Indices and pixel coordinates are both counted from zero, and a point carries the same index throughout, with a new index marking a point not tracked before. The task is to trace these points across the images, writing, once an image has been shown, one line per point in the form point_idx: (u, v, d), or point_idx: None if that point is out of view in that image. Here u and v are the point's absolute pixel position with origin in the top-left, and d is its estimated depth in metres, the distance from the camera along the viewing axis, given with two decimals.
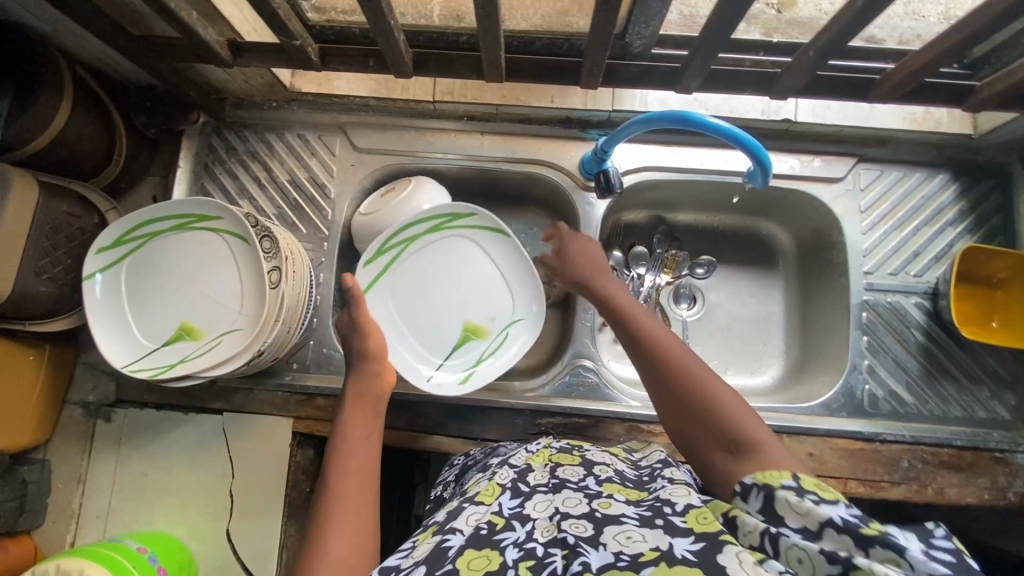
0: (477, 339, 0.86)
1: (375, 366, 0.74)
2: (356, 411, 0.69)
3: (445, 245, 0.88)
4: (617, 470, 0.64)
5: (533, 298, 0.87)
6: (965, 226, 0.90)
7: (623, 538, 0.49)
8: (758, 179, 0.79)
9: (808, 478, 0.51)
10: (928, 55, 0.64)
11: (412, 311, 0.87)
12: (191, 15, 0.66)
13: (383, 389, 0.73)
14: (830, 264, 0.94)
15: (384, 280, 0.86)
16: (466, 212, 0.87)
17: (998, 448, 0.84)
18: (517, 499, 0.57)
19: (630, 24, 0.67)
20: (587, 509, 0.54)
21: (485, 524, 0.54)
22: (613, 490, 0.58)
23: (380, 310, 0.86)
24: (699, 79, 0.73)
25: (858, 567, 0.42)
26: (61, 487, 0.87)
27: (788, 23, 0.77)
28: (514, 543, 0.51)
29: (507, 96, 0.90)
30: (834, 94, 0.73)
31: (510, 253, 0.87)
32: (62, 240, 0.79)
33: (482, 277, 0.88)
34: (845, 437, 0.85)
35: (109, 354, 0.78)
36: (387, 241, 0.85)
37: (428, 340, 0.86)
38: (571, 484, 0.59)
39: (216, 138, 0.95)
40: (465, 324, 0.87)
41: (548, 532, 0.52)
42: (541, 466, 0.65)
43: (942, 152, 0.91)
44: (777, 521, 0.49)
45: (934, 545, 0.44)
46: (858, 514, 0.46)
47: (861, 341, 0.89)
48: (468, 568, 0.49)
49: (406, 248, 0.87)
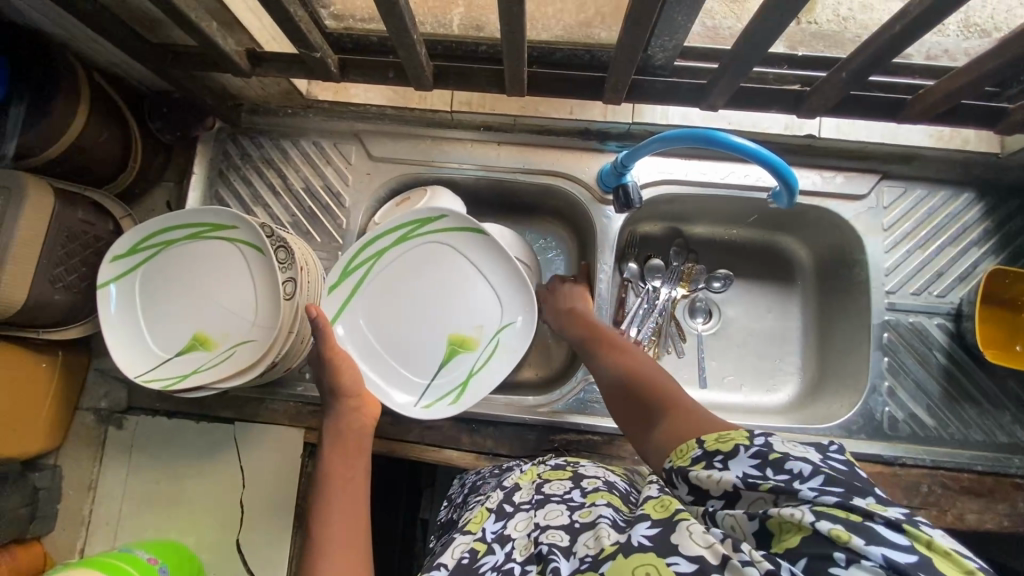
0: (464, 352, 0.84)
1: (352, 400, 0.74)
2: (338, 448, 0.69)
3: (415, 255, 0.85)
4: (607, 480, 0.63)
5: (524, 307, 0.84)
6: (989, 247, 0.89)
7: (591, 542, 0.49)
8: (784, 199, 0.77)
9: (712, 437, 0.50)
10: (963, 78, 0.63)
11: (388, 334, 0.84)
12: (211, 26, 0.65)
13: (363, 419, 0.73)
14: (849, 281, 0.93)
15: (354, 304, 0.84)
16: (436, 217, 0.83)
17: (1018, 473, 0.83)
18: (500, 522, 0.58)
19: (654, 38, 0.66)
20: (568, 520, 0.54)
21: (468, 553, 0.54)
22: (597, 497, 0.57)
23: (356, 336, 0.84)
24: (725, 97, 0.72)
25: (773, 517, 0.42)
26: (72, 494, 0.87)
27: (813, 36, 0.73)
28: (493, 566, 0.52)
29: (526, 108, 0.89)
30: (862, 114, 0.73)
31: (497, 262, 0.84)
32: (77, 248, 0.78)
33: (457, 286, 0.85)
34: (864, 461, 0.83)
35: (123, 363, 0.77)
36: (351, 262, 0.83)
37: (413, 362, 0.84)
38: (555, 497, 0.58)
39: (231, 144, 0.94)
40: (450, 337, 0.84)
41: (524, 550, 0.53)
42: (528, 483, 0.64)
43: (968, 170, 0.89)
44: (704, 496, 0.47)
45: (829, 457, 0.46)
46: (755, 453, 0.46)
47: (882, 362, 0.87)
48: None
49: (373, 264, 0.84)
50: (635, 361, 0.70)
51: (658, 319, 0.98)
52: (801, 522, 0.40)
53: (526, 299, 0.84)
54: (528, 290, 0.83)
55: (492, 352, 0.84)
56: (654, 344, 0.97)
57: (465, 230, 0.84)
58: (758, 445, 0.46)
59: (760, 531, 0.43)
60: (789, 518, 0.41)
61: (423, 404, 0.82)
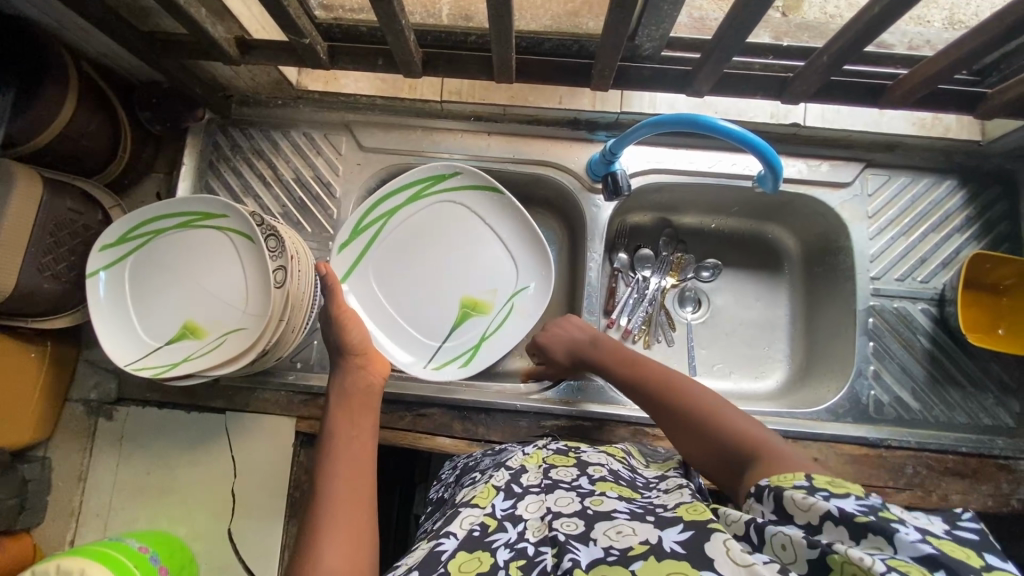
0: (477, 314, 0.89)
1: (359, 359, 0.74)
2: (343, 409, 0.70)
3: (424, 215, 0.89)
4: (613, 469, 0.64)
5: (537, 269, 0.88)
6: (971, 233, 0.90)
7: (613, 534, 0.49)
8: (768, 183, 0.79)
9: (823, 478, 0.48)
10: (944, 59, 0.64)
11: (400, 296, 0.88)
12: (201, 12, 0.66)
13: (370, 382, 0.73)
14: (835, 268, 0.94)
15: (364, 262, 0.88)
16: (448, 174, 0.87)
17: (1001, 455, 0.84)
18: (509, 501, 0.58)
19: (641, 26, 0.67)
20: (580, 507, 0.54)
21: (478, 526, 0.54)
22: (606, 487, 0.59)
23: (364, 295, 0.88)
24: (711, 83, 0.73)
25: (838, 553, 0.41)
26: (62, 485, 0.87)
27: (798, 27, 0.76)
28: (506, 543, 0.52)
29: (515, 97, 0.89)
30: (846, 99, 0.73)
31: (515, 221, 0.88)
32: (66, 236, 0.78)
33: (472, 247, 0.89)
34: (850, 443, 0.84)
35: (113, 352, 0.77)
36: (361, 223, 0.86)
37: (423, 324, 0.88)
38: (563, 484, 0.59)
39: (221, 135, 0.94)
40: (463, 299, 0.89)
41: (538, 532, 0.53)
42: (535, 466, 0.64)
43: (951, 158, 0.91)
44: (783, 518, 0.47)
45: (959, 525, 0.42)
46: (865, 504, 0.43)
47: (867, 346, 0.88)
48: (459, 571, 0.49)
49: (387, 222, 0.88)
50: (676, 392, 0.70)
51: (649, 308, 0.99)
52: (869, 569, 0.38)
53: (540, 263, 0.89)
54: (545, 256, 0.87)
55: (505, 314, 0.89)
56: (645, 333, 0.99)
57: (481, 187, 0.88)
58: (872, 500, 0.43)
59: (816, 561, 0.42)
60: (854, 562, 0.39)
61: (434, 365, 0.87)
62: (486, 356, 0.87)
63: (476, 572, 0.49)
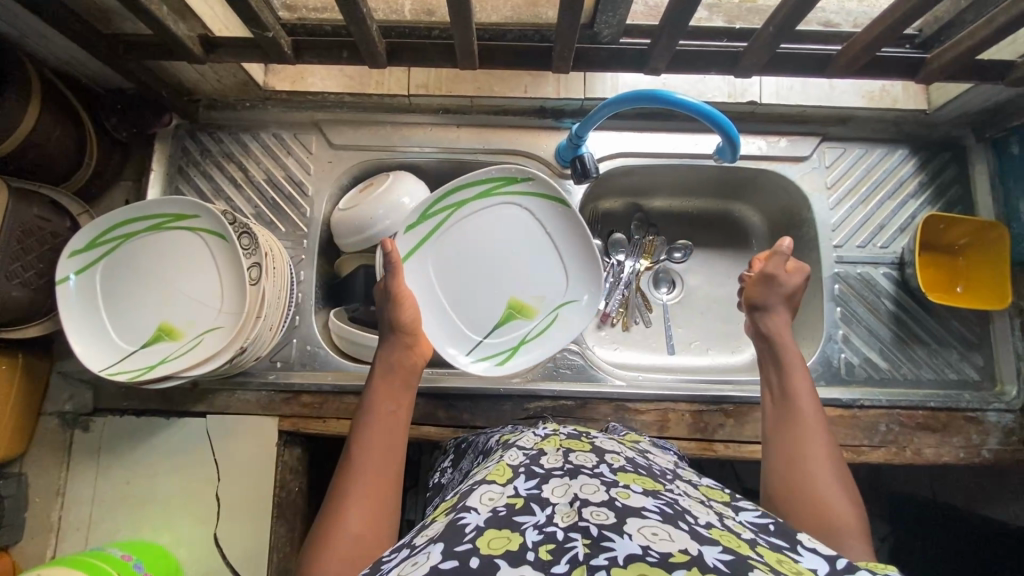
0: (521, 318, 0.88)
1: (405, 337, 0.73)
2: (386, 379, 0.69)
3: (492, 211, 0.87)
4: (629, 458, 0.58)
5: (590, 284, 0.88)
6: (925, 198, 0.94)
7: (652, 535, 0.44)
8: (727, 155, 0.82)
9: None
10: (882, 24, 0.67)
11: (454, 286, 0.87)
12: (162, 10, 0.66)
13: (415, 359, 0.73)
14: (800, 240, 0.97)
15: (425, 247, 0.86)
16: (520, 178, 0.86)
17: (969, 407, 0.87)
18: (532, 481, 0.52)
19: (598, 13, 0.70)
20: (607, 497, 0.48)
21: (503, 507, 0.48)
22: (629, 479, 0.53)
23: (418, 278, 0.86)
24: (666, 60, 0.76)
25: None
26: (39, 501, 0.84)
27: (748, 11, 0.79)
28: (534, 525, 0.46)
29: (481, 88, 0.91)
30: (794, 71, 0.77)
31: (571, 234, 0.87)
32: (33, 244, 0.77)
33: (537, 254, 0.88)
34: (826, 405, 0.86)
35: (87, 358, 0.76)
36: (430, 208, 0.84)
37: (468, 318, 0.87)
38: (585, 469, 0.53)
39: (189, 140, 0.95)
40: (511, 301, 0.87)
41: (567, 517, 0.46)
42: (552, 449, 0.58)
43: (901, 128, 0.95)
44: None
45: None
46: None
47: (835, 312, 0.91)
48: (488, 548, 0.44)
49: (453, 213, 0.86)
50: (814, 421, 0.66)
51: (624, 291, 1.02)
52: None
53: (589, 276, 0.88)
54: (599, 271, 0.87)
55: (548, 323, 0.88)
56: (622, 315, 1.01)
57: (547, 197, 0.86)
58: None
59: None
60: None
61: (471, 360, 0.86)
62: (525, 359, 0.86)
63: (504, 550, 0.44)
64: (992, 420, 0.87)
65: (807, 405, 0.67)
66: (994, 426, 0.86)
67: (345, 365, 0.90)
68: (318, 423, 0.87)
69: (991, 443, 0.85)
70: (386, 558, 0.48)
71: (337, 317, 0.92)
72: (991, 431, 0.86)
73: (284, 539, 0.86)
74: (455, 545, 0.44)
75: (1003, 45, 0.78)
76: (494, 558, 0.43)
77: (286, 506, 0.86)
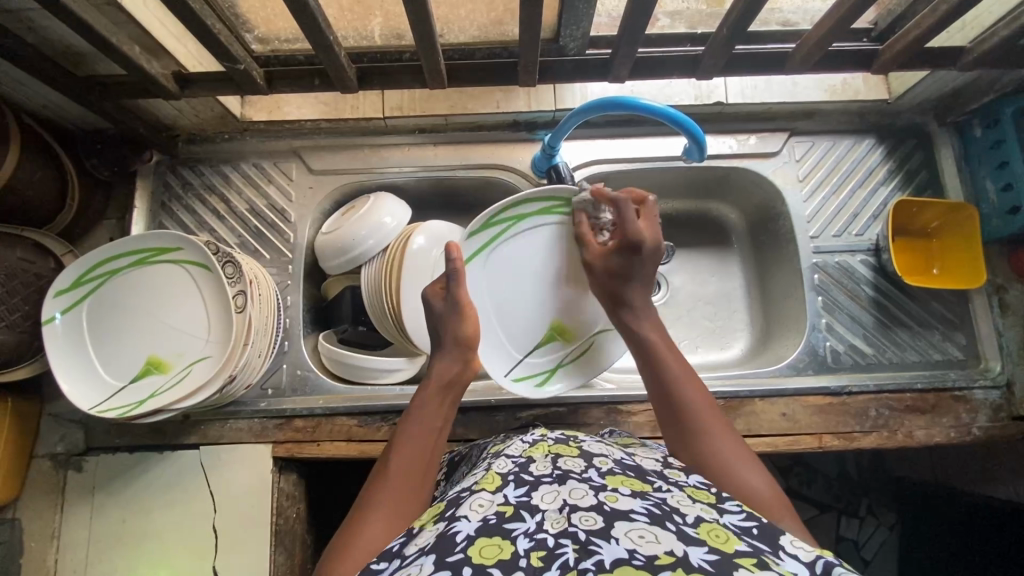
0: (561, 340, 0.86)
1: (473, 351, 0.73)
2: (434, 391, 0.69)
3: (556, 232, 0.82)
4: (618, 461, 0.58)
5: None
6: (895, 183, 0.96)
7: (638, 538, 0.44)
8: (695, 155, 0.84)
9: None
10: (831, 19, 0.69)
11: (511, 299, 0.84)
12: (135, 50, 0.68)
13: (465, 376, 0.72)
14: (777, 234, 0.99)
15: (484, 257, 0.82)
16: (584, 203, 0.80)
17: (956, 386, 0.88)
18: (522, 489, 0.51)
19: (562, 27, 0.72)
20: (596, 501, 0.49)
21: (493, 515, 0.48)
22: (617, 482, 0.53)
23: (475, 288, 0.83)
24: (629, 66, 0.78)
25: None
26: (35, 545, 0.84)
27: (710, 16, 0.80)
28: (524, 533, 0.46)
29: (454, 107, 0.93)
30: (753, 69, 0.80)
31: None
32: (18, 286, 0.78)
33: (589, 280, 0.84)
34: (814, 393, 0.88)
35: (75, 397, 0.76)
36: (494, 216, 0.80)
37: (511, 333, 0.84)
38: (575, 474, 0.53)
39: (170, 176, 0.96)
40: (554, 323, 0.85)
41: (558, 524, 0.47)
42: (541, 456, 0.58)
43: (866, 119, 0.97)
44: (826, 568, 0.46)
45: None
46: None
47: (816, 301, 0.93)
48: (480, 557, 0.44)
49: (513, 226, 0.82)
50: (705, 400, 0.65)
51: None
52: None
53: None
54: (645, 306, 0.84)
55: (588, 347, 0.86)
56: None
57: None
58: None
59: None
60: None
61: (511, 377, 0.84)
62: (561, 384, 0.86)
63: (496, 559, 0.44)
64: (978, 397, 0.88)
65: (697, 396, 0.65)
66: (982, 404, 0.87)
67: (335, 388, 0.90)
68: (310, 447, 0.87)
69: (981, 420, 0.87)
70: (377, 565, 0.49)
71: (326, 340, 0.92)
72: (980, 408, 0.87)
73: (284, 566, 0.85)
74: (446, 554, 0.44)
75: (952, 31, 0.81)
76: (488, 568, 0.43)
77: (284, 533, 0.86)
